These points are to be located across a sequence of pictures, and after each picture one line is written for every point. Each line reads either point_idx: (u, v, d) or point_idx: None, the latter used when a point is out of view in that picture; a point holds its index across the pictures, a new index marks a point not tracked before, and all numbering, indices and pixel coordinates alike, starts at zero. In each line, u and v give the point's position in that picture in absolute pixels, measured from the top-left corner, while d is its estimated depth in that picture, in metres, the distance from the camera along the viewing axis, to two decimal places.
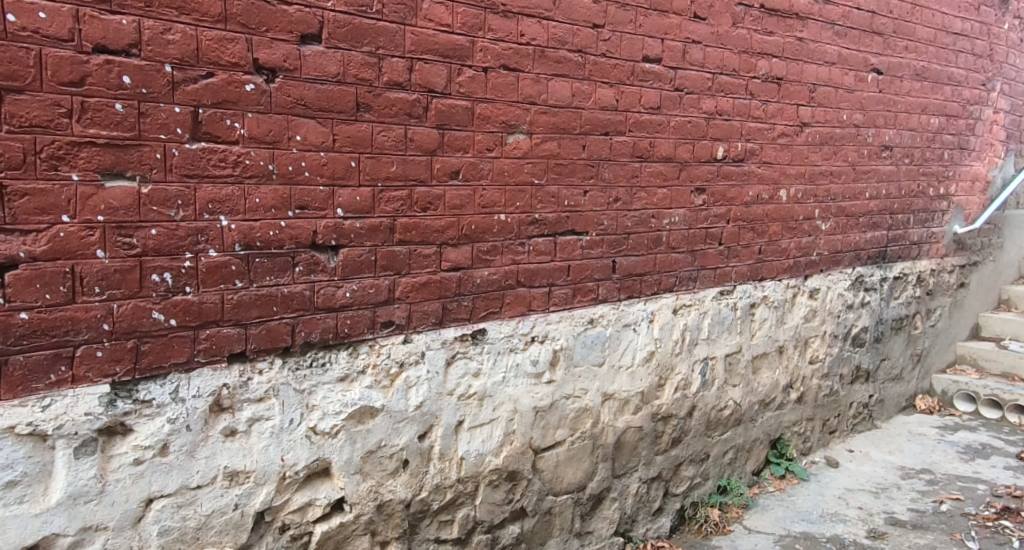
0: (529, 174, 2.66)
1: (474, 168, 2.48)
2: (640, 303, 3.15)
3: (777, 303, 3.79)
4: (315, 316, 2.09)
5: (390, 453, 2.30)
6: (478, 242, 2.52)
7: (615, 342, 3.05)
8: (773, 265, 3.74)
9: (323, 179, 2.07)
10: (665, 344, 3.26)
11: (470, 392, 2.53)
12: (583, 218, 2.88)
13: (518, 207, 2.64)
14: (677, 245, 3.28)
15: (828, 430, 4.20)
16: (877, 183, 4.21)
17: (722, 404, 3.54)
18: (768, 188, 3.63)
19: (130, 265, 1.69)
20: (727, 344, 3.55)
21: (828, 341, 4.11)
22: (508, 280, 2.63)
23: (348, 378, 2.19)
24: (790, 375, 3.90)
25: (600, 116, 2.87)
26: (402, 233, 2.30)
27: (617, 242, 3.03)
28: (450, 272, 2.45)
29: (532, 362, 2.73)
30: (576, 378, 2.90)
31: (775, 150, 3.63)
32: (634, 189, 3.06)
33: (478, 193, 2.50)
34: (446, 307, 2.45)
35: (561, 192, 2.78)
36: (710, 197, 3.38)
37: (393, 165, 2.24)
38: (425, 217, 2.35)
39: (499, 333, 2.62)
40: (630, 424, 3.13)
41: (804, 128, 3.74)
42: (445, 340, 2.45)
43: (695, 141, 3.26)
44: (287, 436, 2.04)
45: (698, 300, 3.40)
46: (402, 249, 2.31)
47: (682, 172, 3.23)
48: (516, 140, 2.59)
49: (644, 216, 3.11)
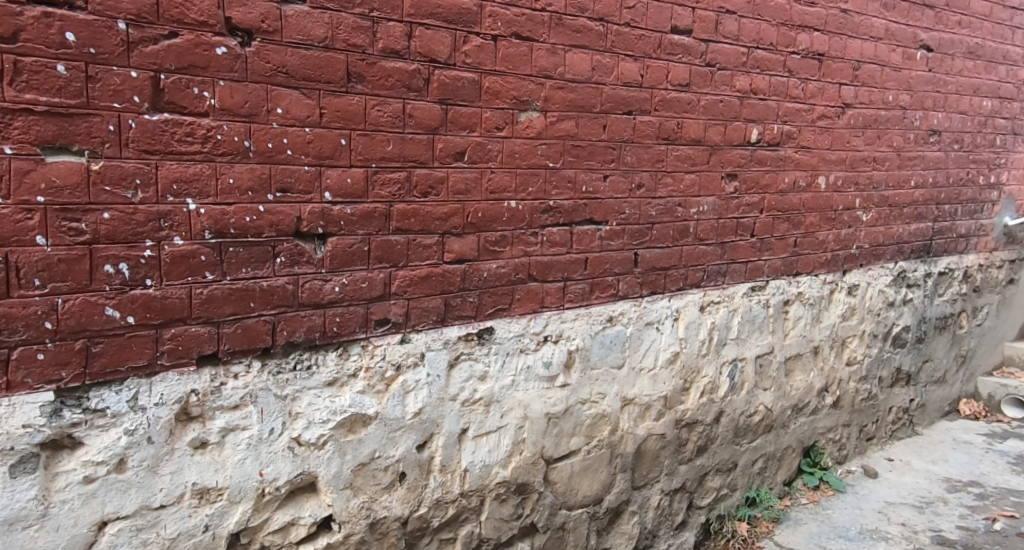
0: (543, 157, 2.40)
1: (481, 149, 2.22)
2: (664, 300, 2.89)
3: (813, 300, 3.50)
4: (300, 313, 1.86)
5: (385, 466, 2.06)
6: (485, 231, 2.27)
7: (636, 342, 2.79)
8: (809, 259, 3.45)
9: (308, 158, 1.83)
10: (690, 345, 2.99)
11: (475, 397, 2.28)
12: (602, 206, 2.61)
13: (531, 192, 2.38)
14: (705, 237, 3.00)
15: (865, 437, 3.90)
16: (922, 170, 3.89)
17: (752, 410, 3.26)
18: (805, 175, 3.34)
19: (78, 254, 1.47)
20: (758, 345, 3.27)
21: (866, 342, 3.80)
22: (518, 273, 2.38)
23: (337, 383, 1.95)
24: (825, 378, 3.61)
25: (623, 93, 2.59)
26: (400, 220, 2.05)
27: (640, 232, 2.76)
28: (453, 264, 2.20)
29: (544, 364, 2.48)
30: (594, 382, 2.65)
31: (814, 133, 3.33)
32: (660, 175, 2.79)
33: (485, 176, 2.25)
34: (449, 303, 2.20)
35: (579, 176, 2.52)
36: (742, 184, 3.10)
37: (389, 144, 2.00)
38: (425, 203, 2.11)
39: (508, 332, 2.37)
40: (652, 431, 2.86)
41: (846, 109, 3.43)
42: (448, 340, 2.21)
43: (727, 123, 2.97)
44: (267, 448, 1.81)
45: (728, 297, 3.13)
46: (399, 239, 2.06)
47: (712, 156, 2.95)
48: (528, 119, 2.33)
49: (669, 204, 2.84)
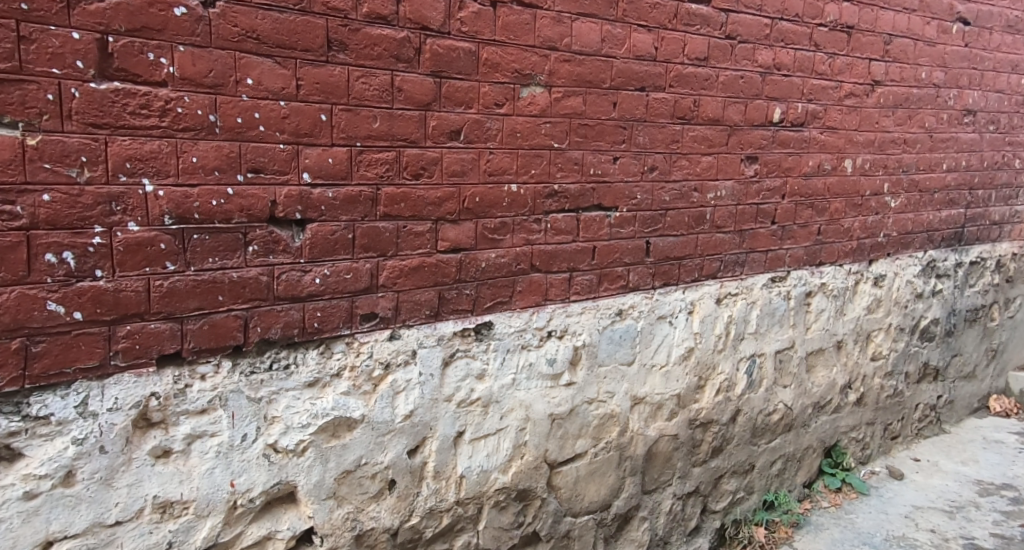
0: (547, 136, 2.20)
1: (479, 127, 2.03)
2: (677, 292, 2.70)
3: (837, 291, 3.29)
4: (276, 308, 1.69)
5: (372, 473, 1.89)
6: (483, 217, 2.08)
7: (647, 337, 2.60)
8: (833, 248, 3.24)
9: (283, 136, 1.65)
10: (706, 340, 2.80)
11: (473, 398, 2.11)
12: (612, 190, 2.42)
13: (534, 175, 2.18)
14: (723, 224, 2.80)
15: (890, 435, 3.70)
16: (955, 153, 3.67)
17: (771, 408, 3.06)
18: (831, 157, 3.13)
19: (13, 240, 1.31)
20: (778, 339, 3.07)
21: (893, 336, 3.59)
22: (520, 263, 2.19)
23: (318, 383, 1.78)
24: (849, 374, 3.41)
25: (635, 67, 2.38)
26: (388, 205, 1.87)
27: (652, 219, 2.56)
28: (448, 253, 2.01)
29: (548, 362, 2.29)
30: (601, 380, 2.46)
31: (841, 113, 3.12)
32: (674, 157, 2.58)
33: (484, 157, 2.05)
34: (443, 297, 2.02)
35: (586, 158, 2.32)
36: (763, 167, 2.89)
37: (376, 120, 1.81)
38: (416, 187, 1.92)
39: (509, 328, 2.19)
40: (664, 432, 2.68)
41: (875, 87, 3.22)
42: (442, 336, 2.03)
43: (748, 101, 2.76)
44: (238, 456, 1.64)
45: (746, 289, 2.93)
46: (388, 225, 1.88)
47: (732, 137, 2.75)
48: (531, 95, 2.13)
49: (685, 189, 2.64)
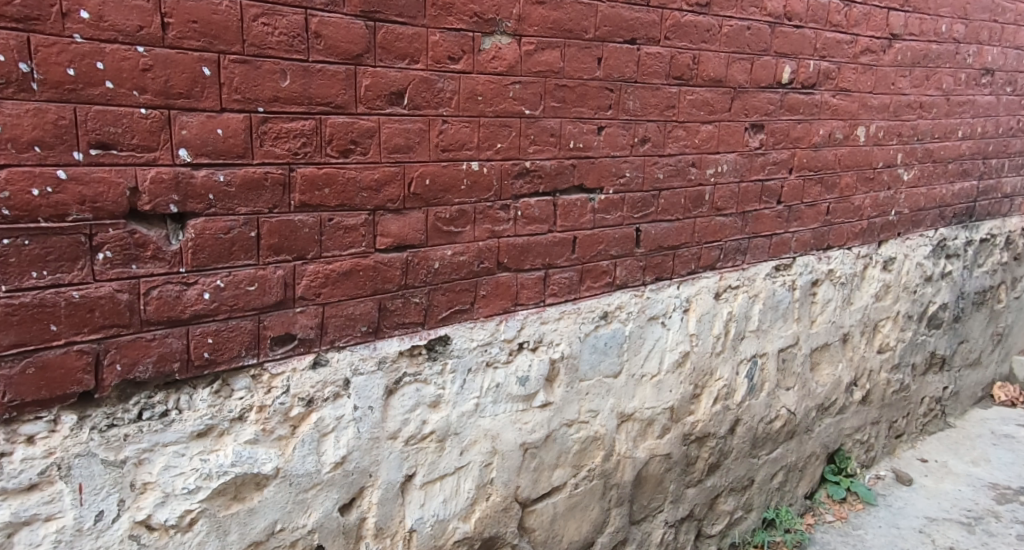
0: (516, 101, 1.75)
1: (429, 88, 1.57)
2: (671, 288, 2.31)
3: (845, 279, 2.99)
4: (143, 337, 1.20)
5: (292, 541, 1.47)
6: (435, 205, 1.65)
7: (637, 342, 2.23)
8: (842, 229, 2.91)
9: (145, 96, 1.14)
10: (703, 342, 2.44)
11: (425, 432, 1.69)
12: (596, 167, 1.99)
13: (499, 150, 1.74)
14: (723, 206, 2.39)
15: (894, 434, 3.46)
16: (971, 119, 3.30)
17: (773, 415, 2.76)
18: (843, 125, 2.74)
19: None
20: (781, 336, 2.75)
21: (900, 325, 3.33)
22: (482, 261, 1.78)
23: (211, 433, 1.31)
24: (855, 370, 3.14)
25: (624, 13, 1.93)
26: (306, 191, 1.41)
27: (643, 202, 2.14)
28: (390, 252, 1.58)
29: (519, 381, 1.90)
30: (584, 397, 2.09)
31: (855, 72, 2.72)
32: (670, 125, 2.15)
33: (435, 127, 1.60)
34: (384, 307, 1.59)
35: (565, 128, 1.88)
36: (769, 137, 2.48)
37: (284, 77, 1.33)
38: (345, 167, 1.46)
39: (470, 342, 1.78)
40: (655, 452, 2.34)
41: (893, 42, 2.81)
42: (384, 359, 1.60)
43: (755, 58, 2.33)
44: (90, 544, 1.19)
45: (748, 280, 2.57)
46: (307, 218, 1.42)
47: (736, 101, 2.32)
48: (495, 46, 1.68)
49: (682, 163, 2.22)
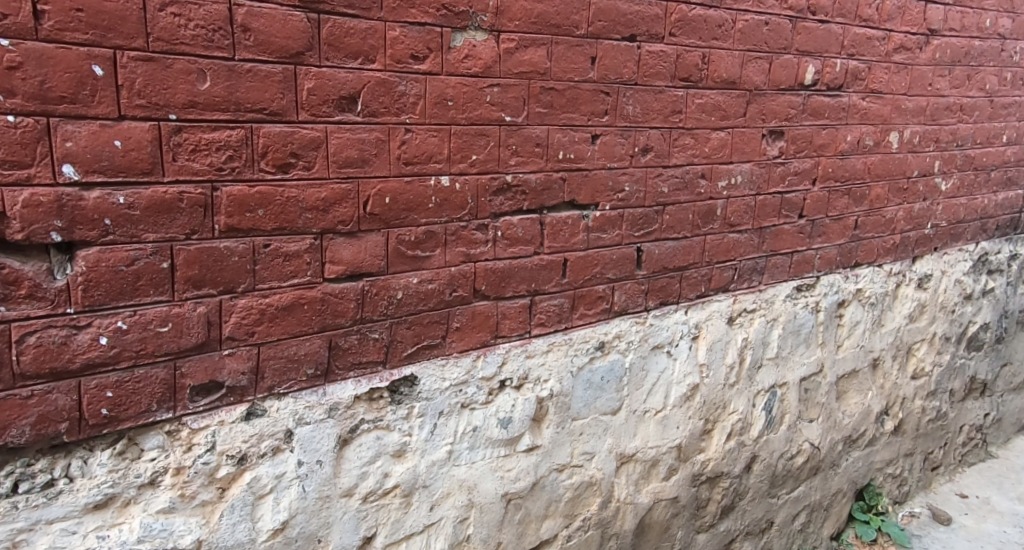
0: (494, 106, 1.53)
1: (388, 92, 1.36)
2: (678, 313, 2.08)
3: (875, 299, 2.72)
4: (18, 395, 1.00)
5: None
6: (396, 226, 1.43)
7: (639, 375, 2.00)
8: (872, 245, 2.66)
9: (13, 100, 0.95)
10: (715, 372, 2.20)
11: (387, 487, 1.49)
12: (590, 181, 1.76)
13: (474, 163, 1.52)
14: (737, 221, 2.17)
15: (930, 466, 3.15)
16: (1016, 122, 3.03)
17: (794, 450, 2.49)
18: (873, 130, 2.50)
19: None
20: (803, 364, 2.49)
21: (937, 347, 3.04)
22: (455, 289, 1.56)
23: (112, 503, 1.12)
24: (886, 398, 2.85)
25: (623, 6, 1.70)
26: (234, 213, 1.20)
27: (644, 219, 1.92)
28: (343, 282, 1.37)
29: (501, 423, 1.68)
30: (577, 438, 1.86)
31: (887, 72, 2.47)
32: (676, 133, 1.92)
33: (396, 137, 1.39)
34: (335, 346, 1.38)
35: (553, 137, 1.66)
36: (790, 145, 2.25)
37: (202, 79, 1.12)
38: (283, 184, 1.25)
39: (441, 382, 1.56)
40: (660, 496, 2.10)
41: (930, 38, 2.55)
42: (336, 406, 1.39)
43: (773, 57, 2.11)
44: None
45: (766, 303, 2.33)
46: (235, 245, 1.21)
47: (752, 105, 2.10)
48: (468, 43, 1.46)
49: (690, 175, 1.99)
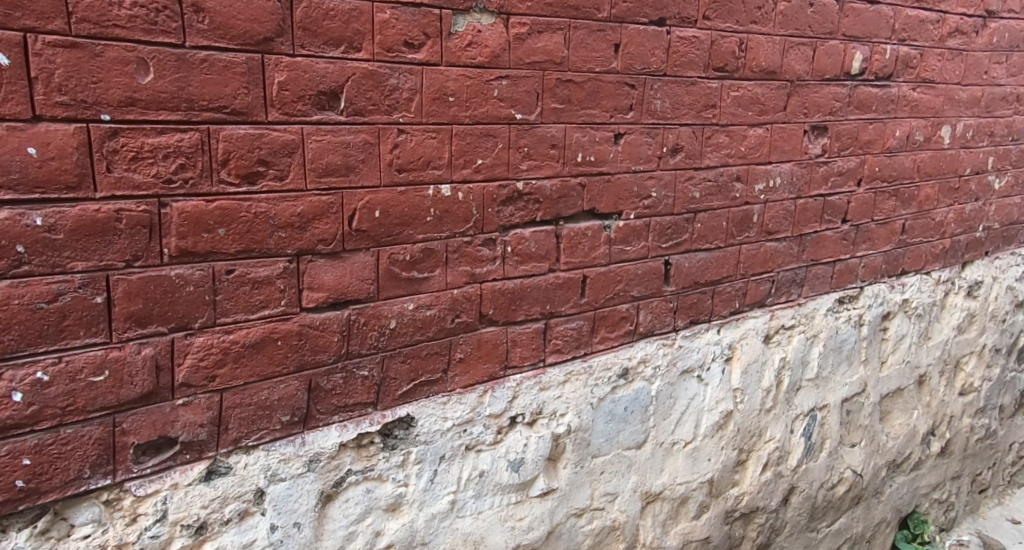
0: (502, 102, 1.31)
1: (377, 85, 1.14)
2: (710, 333, 1.85)
3: (922, 310, 2.48)
4: None
5: None
6: (388, 243, 1.22)
7: (666, 404, 1.77)
8: (920, 250, 2.42)
9: None
10: (750, 397, 1.97)
11: (378, 547, 1.29)
12: (612, 186, 1.54)
13: (480, 168, 1.30)
14: (775, 228, 1.94)
15: (978, 489, 2.91)
16: None
17: (835, 479, 2.26)
18: (924, 124, 2.26)
19: None
20: (845, 384, 2.25)
21: (987, 360, 2.79)
22: (458, 315, 1.34)
23: None
24: (933, 418, 2.61)
25: None
26: (187, 234, 0.99)
27: (673, 228, 1.69)
28: (324, 311, 1.16)
29: (511, 467, 1.47)
30: (597, 478, 1.64)
31: (941, 59, 2.22)
32: (709, 130, 1.69)
33: (388, 139, 1.17)
34: (315, 387, 1.17)
35: (571, 137, 1.43)
36: (834, 141, 2.01)
37: (142, 71, 0.91)
38: (249, 198, 1.04)
39: (442, 423, 1.35)
40: (690, 537, 1.89)
41: (987, 21, 2.30)
42: (316, 457, 1.19)
43: (817, 42, 1.87)
44: None
45: (805, 318, 2.10)
46: (190, 273, 1.00)
47: (794, 97, 1.86)
48: (472, 28, 1.24)
49: (725, 178, 1.77)
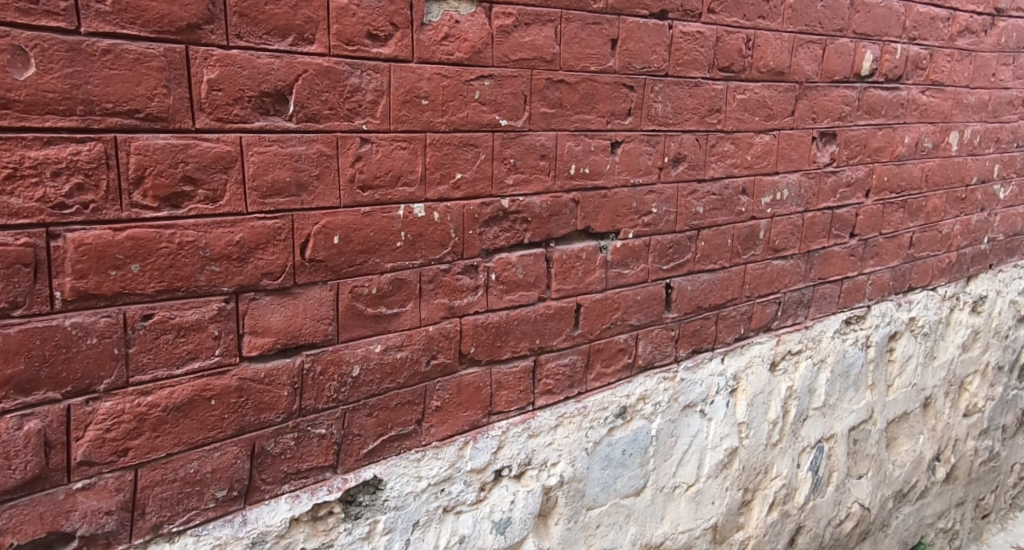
0: (484, 105, 1.11)
1: (334, 84, 0.94)
2: (713, 362, 1.68)
3: (928, 328, 2.34)
4: None
5: None
6: (350, 274, 1.01)
7: (667, 444, 1.59)
8: (927, 265, 2.27)
9: None
10: (756, 432, 1.79)
11: None
12: (609, 202, 1.35)
13: (459, 183, 1.11)
14: (782, 245, 1.77)
15: (980, 514, 2.78)
16: None
17: (842, 514, 2.11)
18: (932, 130, 2.11)
19: None
20: (852, 411, 2.10)
21: (990, 379, 2.67)
22: (434, 356, 1.14)
23: None
24: (938, 442, 2.47)
25: None
26: (87, 272, 0.77)
27: (675, 248, 1.51)
28: (271, 360, 0.96)
29: (495, 528, 1.28)
30: (592, 533, 1.46)
31: (950, 60, 2.08)
32: (714, 137, 1.51)
33: (349, 149, 0.97)
34: (260, 453, 0.97)
35: (563, 146, 1.24)
36: (843, 149, 1.86)
37: (19, 64, 0.69)
38: (171, 224, 0.83)
39: (414, 485, 1.15)
40: None
41: (995, 19, 2.17)
42: (261, 538, 0.98)
43: (827, 40, 1.71)
44: None
45: (812, 342, 1.93)
46: (92, 321, 0.79)
47: (802, 101, 1.70)
48: (449, 17, 1.04)
49: (731, 191, 1.59)
